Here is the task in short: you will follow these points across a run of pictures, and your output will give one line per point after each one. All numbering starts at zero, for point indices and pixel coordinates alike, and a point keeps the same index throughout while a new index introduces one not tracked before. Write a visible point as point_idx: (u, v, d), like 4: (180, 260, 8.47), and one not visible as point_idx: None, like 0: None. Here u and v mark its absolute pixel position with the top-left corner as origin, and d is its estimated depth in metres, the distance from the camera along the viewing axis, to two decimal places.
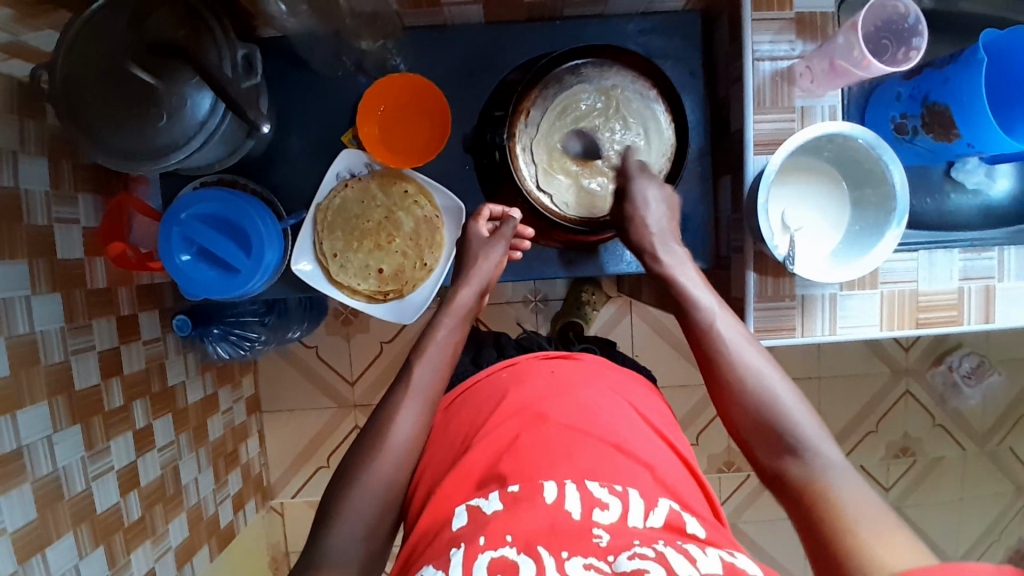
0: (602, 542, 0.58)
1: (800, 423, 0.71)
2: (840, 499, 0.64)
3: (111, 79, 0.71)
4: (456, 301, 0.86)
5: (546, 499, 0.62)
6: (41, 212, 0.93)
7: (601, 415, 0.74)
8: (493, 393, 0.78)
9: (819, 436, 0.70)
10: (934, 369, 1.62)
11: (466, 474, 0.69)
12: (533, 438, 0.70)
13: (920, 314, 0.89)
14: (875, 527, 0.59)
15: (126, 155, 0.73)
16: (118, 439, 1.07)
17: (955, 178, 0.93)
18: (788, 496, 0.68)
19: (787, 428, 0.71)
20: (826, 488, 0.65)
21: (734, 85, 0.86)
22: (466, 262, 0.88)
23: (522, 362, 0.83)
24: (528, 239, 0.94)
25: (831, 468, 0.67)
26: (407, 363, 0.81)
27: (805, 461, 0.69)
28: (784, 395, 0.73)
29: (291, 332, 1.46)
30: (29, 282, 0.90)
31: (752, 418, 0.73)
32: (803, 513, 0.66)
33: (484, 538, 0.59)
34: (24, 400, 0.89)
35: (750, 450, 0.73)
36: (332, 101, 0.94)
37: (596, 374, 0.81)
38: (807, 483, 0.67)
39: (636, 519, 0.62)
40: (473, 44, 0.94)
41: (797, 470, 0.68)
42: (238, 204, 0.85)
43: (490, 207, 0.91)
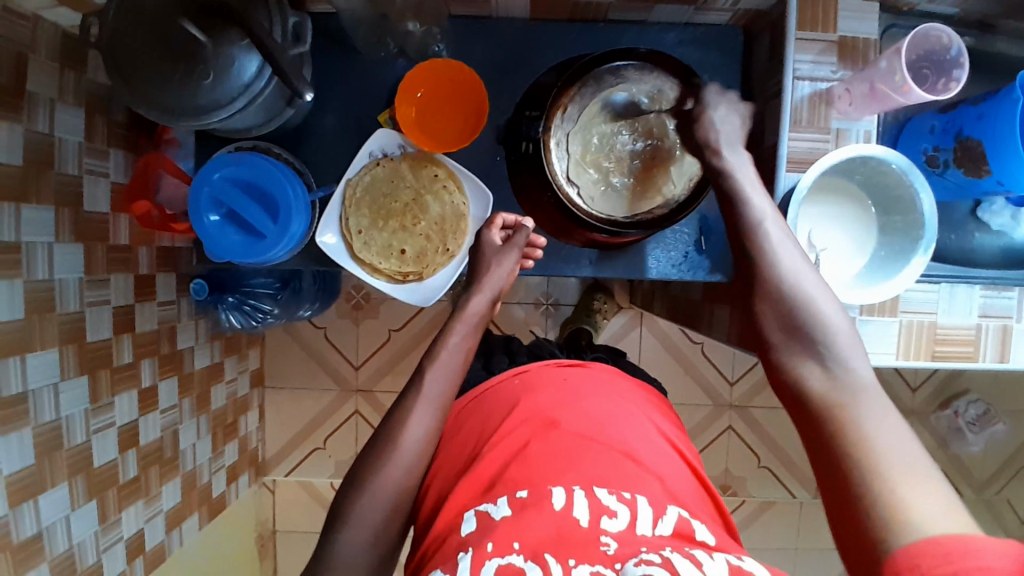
0: (609, 550, 0.60)
1: (833, 331, 0.66)
2: (868, 424, 0.59)
3: (161, 34, 0.72)
4: (467, 309, 0.85)
5: (554, 505, 0.63)
6: (73, 161, 0.94)
7: (609, 424, 0.74)
8: (505, 399, 0.78)
9: (853, 350, 0.65)
10: (939, 413, 1.61)
11: (475, 478, 0.69)
12: (543, 444, 0.70)
13: (936, 347, 0.89)
14: (896, 457, 0.55)
15: (167, 111, 0.74)
16: (122, 395, 1.08)
17: (981, 219, 0.93)
18: (802, 408, 0.65)
19: (820, 333, 0.66)
20: (846, 398, 0.61)
21: (770, 102, 0.87)
22: (480, 269, 0.88)
23: (533, 369, 0.83)
24: (540, 248, 0.95)
25: (856, 383, 0.62)
26: (419, 369, 0.81)
27: (832, 376, 0.64)
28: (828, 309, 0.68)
29: (301, 310, 1.46)
30: (53, 230, 0.91)
31: (782, 317, 0.69)
32: (814, 420, 0.62)
33: (491, 544, 0.60)
34: (36, 345, 0.89)
35: (775, 355, 0.69)
36: (371, 80, 0.95)
37: (604, 382, 0.81)
38: (827, 393, 0.63)
39: (645, 527, 0.63)
40: (515, 39, 0.95)
41: (819, 380, 0.64)
42: (269, 171, 0.86)
43: (503, 216, 0.91)
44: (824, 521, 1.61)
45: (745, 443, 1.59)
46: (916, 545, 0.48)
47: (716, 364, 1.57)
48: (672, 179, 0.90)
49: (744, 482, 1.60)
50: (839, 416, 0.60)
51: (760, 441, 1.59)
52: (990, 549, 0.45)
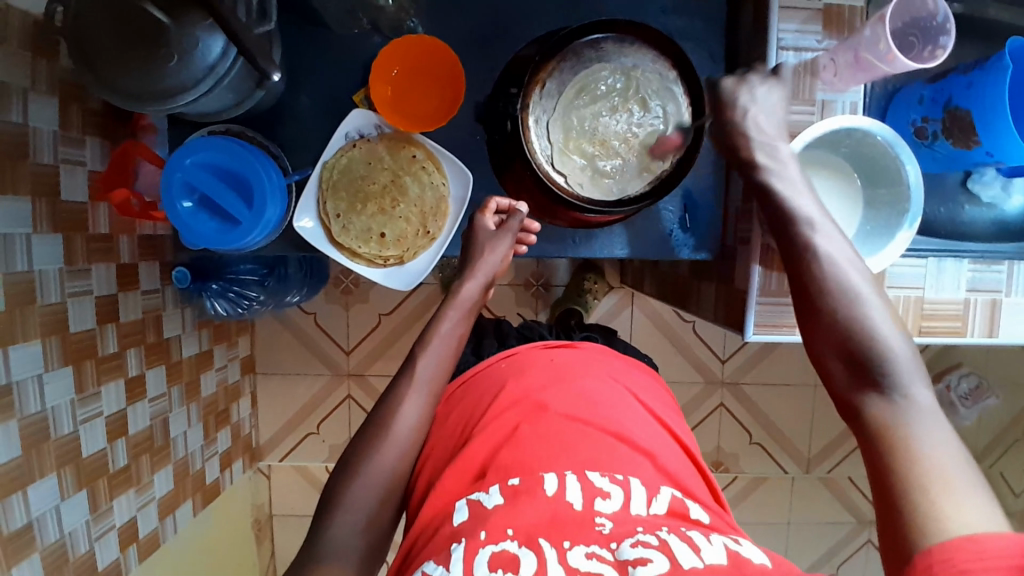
0: (605, 530, 0.58)
1: (899, 359, 0.60)
2: (923, 443, 0.54)
3: (121, 17, 0.70)
4: (461, 294, 0.85)
5: (547, 491, 0.62)
6: (48, 151, 0.92)
7: (599, 405, 0.73)
8: (494, 383, 0.78)
9: (915, 374, 0.59)
10: (932, 386, 1.60)
11: (466, 466, 0.69)
12: (532, 427, 0.70)
13: (923, 322, 0.88)
14: (946, 476, 0.52)
15: (135, 97, 0.72)
16: (109, 386, 1.07)
17: (971, 190, 0.92)
18: (858, 429, 0.60)
19: (881, 357, 0.60)
20: (912, 433, 0.55)
21: (755, 74, 0.85)
22: (472, 255, 0.87)
23: (521, 353, 0.83)
24: (534, 233, 0.93)
25: (920, 415, 0.56)
26: (410, 354, 0.80)
27: (891, 396, 0.58)
28: (882, 321, 0.62)
29: (290, 296, 1.45)
30: (30, 221, 0.89)
31: (837, 339, 0.63)
32: (872, 453, 0.57)
33: (485, 532, 0.58)
34: (18, 337, 0.89)
35: (827, 371, 0.64)
36: (346, 59, 0.93)
37: (594, 363, 0.81)
38: (889, 423, 0.57)
39: (639, 507, 0.62)
40: (493, 13, 0.92)
41: (880, 409, 0.58)
42: (243, 156, 0.84)
43: (497, 201, 0.91)
44: (816, 495, 1.62)
45: (737, 420, 1.59)
46: (951, 541, 0.47)
47: (707, 342, 1.56)
48: (658, 156, 0.89)
49: (736, 459, 1.61)
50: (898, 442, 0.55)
51: (752, 418, 1.59)
52: (1010, 551, 0.45)
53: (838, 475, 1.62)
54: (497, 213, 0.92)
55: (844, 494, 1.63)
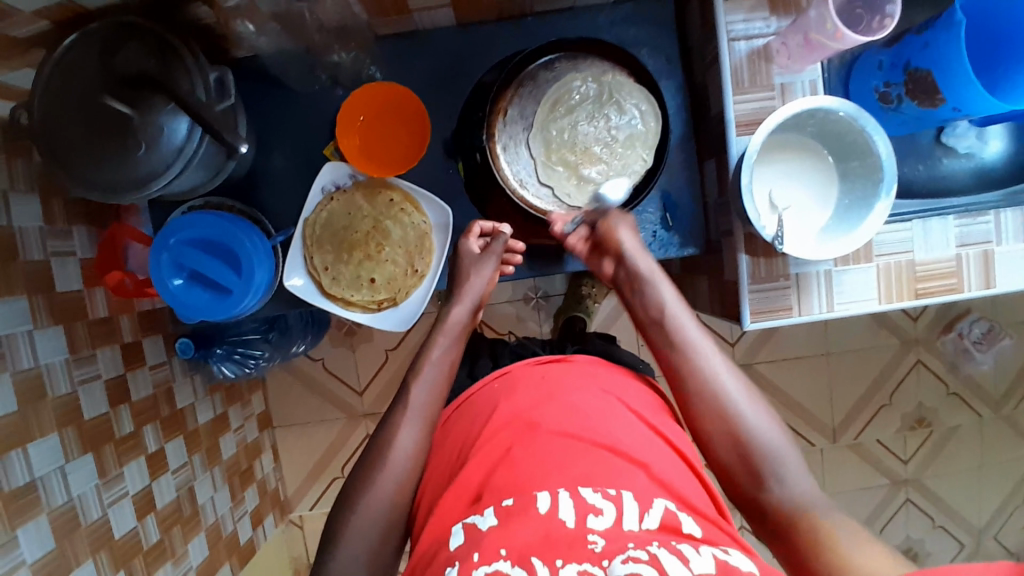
0: (597, 547, 0.59)
1: (775, 446, 0.72)
2: (825, 524, 0.65)
3: (85, 114, 0.71)
4: (449, 320, 0.87)
5: (540, 509, 0.63)
6: (37, 247, 0.94)
7: (591, 419, 0.73)
8: (485, 406, 0.78)
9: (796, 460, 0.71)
10: (944, 337, 1.60)
11: (461, 489, 0.70)
12: (526, 447, 0.70)
13: (918, 284, 0.88)
14: (858, 543, 0.61)
15: (106, 189, 0.73)
16: (130, 465, 1.08)
17: (946, 144, 0.92)
18: (766, 521, 0.69)
19: (760, 451, 0.71)
20: (815, 518, 0.66)
21: (712, 67, 0.85)
22: (459, 281, 0.90)
23: (515, 371, 0.83)
24: (520, 253, 0.94)
25: (809, 501, 0.68)
26: (405, 383, 0.82)
27: (785, 488, 0.69)
28: (760, 423, 0.73)
29: (295, 347, 1.47)
30: (30, 318, 0.91)
31: (727, 437, 0.73)
32: (792, 547, 0.65)
33: (479, 554, 0.60)
34: (35, 433, 0.90)
35: (728, 474, 0.73)
36: (311, 115, 0.94)
37: (585, 376, 0.80)
38: (793, 510, 0.67)
39: (632, 523, 0.63)
40: (447, 47, 0.93)
41: (780, 498, 0.69)
42: (226, 227, 0.85)
43: (480, 224, 0.91)
44: (846, 463, 1.61)
45: None
46: None
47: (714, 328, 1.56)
48: (642, 155, 0.89)
49: None
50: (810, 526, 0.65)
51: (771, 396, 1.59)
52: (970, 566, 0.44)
53: (865, 440, 1.62)
54: (481, 235, 0.93)
55: (875, 457, 1.62)
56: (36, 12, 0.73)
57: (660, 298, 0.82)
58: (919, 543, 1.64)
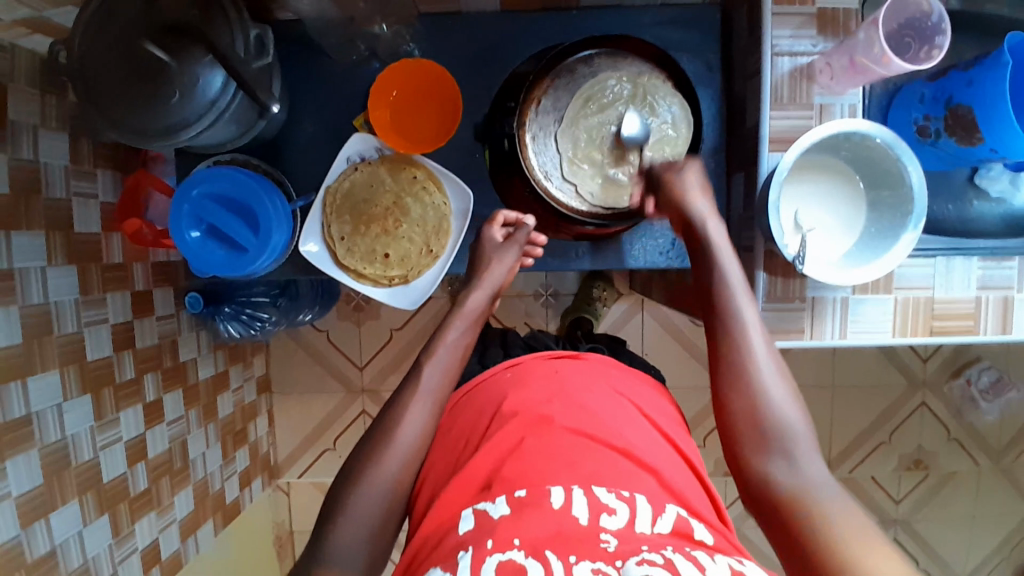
0: (610, 547, 0.58)
1: (793, 427, 0.68)
2: (828, 513, 0.61)
3: (125, 56, 0.71)
4: (467, 304, 0.87)
5: (554, 503, 0.62)
6: (61, 185, 0.95)
7: (604, 420, 0.73)
8: (496, 394, 0.78)
9: (809, 445, 0.67)
10: (951, 382, 1.59)
11: (469, 477, 0.69)
12: (538, 441, 0.69)
13: (935, 322, 0.87)
14: (866, 546, 0.57)
15: (137, 134, 0.73)
16: (127, 412, 1.09)
17: (979, 185, 0.90)
18: (763, 495, 0.66)
19: (779, 428, 0.68)
20: (819, 507, 0.62)
21: (751, 80, 0.85)
22: (480, 266, 0.90)
23: (527, 362, 0.83)
24: (540, 247, 0.95)
25: (817, 486, 0.64)
26: (416, 364, 0.81)
27: (794, 471, 0.66)
28: (785, 399, 0.69)
29: (302, 315, 1.48)
30: (45, 255, 0.92)
31: (748, 408, 0.69)
32: (786, 529, 0.62)
33: (491, 541, 0.59)
34: (36, 368, 0.91)
35: (735, 444, 0.70)
36: (345, 85, 0.94)
37: (599, 375, 0.80)
38: (797, 493, 0.64)
39: (643, 526, 0.62)
40: (488, 31, 0.93)
41: (787, 479, 0.65)
42: (248, 186, 0.85)
43: (505, 213, 0.92)
44: None
45: None
46: None
47: None
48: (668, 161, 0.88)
49: None
50: (812, 512, 0.62)
51: None
52: None
53: (859, 476, 1.60)
54: (504, 225, 0.93)
55: (867, 494, 1.61)
56: None
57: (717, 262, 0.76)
58: None
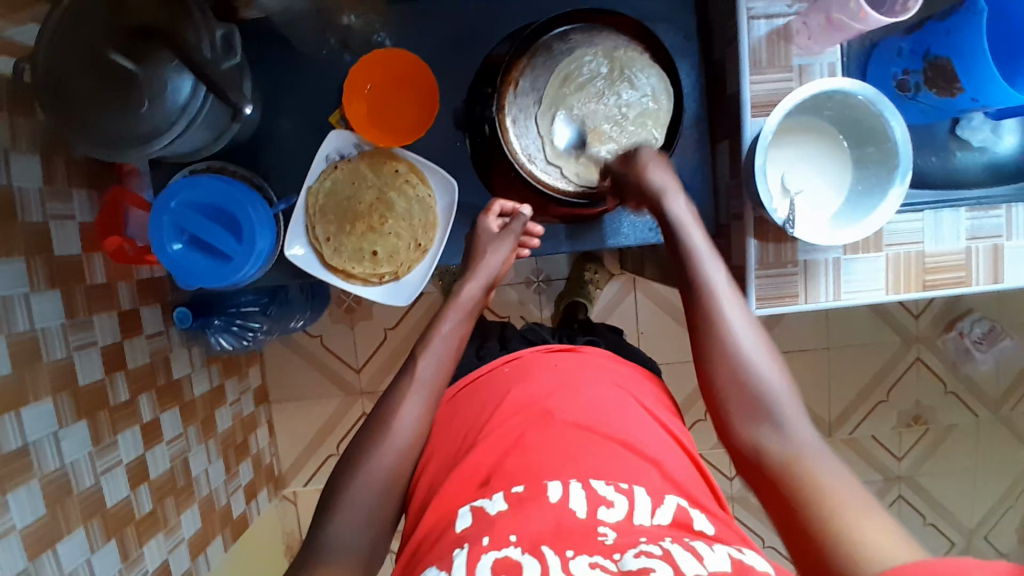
0: (608, 540, 0.59)
1: (778, 392, 0.69)
2: (819, 473, 0.62)
3: (89, 65, 0.69)
4: (461, 296, 0.85)
5: (552, 498, 0.63)
6: (37, 209, 0.92)
7: (603, 412, 0.73)
8: (496, 389, 0.78)
9: (798, 410, 0.68)
10: (945, 336, 1.60)
11: (468, 473, 0.69)
12: (538, 436, 0.70)
13: (927, 276, 0.87)
14: (854, 500, 0.58)
15: (109, 145, 0.71)
16: (125, 434, 1.07)
17: (961, 136, 0.90)
18: (756, 464, 0.67)
19: (765, 396, 0.68)
20: (809, 467, 0.63)
21: (730, 46, 0.84)
22: (473, 257, 0.88)
23: (527, 356, 0.83)
24: (537, 237, 0.93)
25: (808, 449, 0.65)
26: (410, 357, 0.80)
27: (784, 435, 0.67)
28: (765, 365, 0.70)
29: (293, 322, 1.46)
30: (27, 280, 0.90)
31: (735, 383, 0.70)
32: (782, 492, 0.63)
33: (488, 538, 0.59)
34: (28, 397, 0.89)
35: (725, 416, 0.70)
36: (318, 82, 0.92)
37: (599, 368, 0.80)
38: (788, 458, 0.65)
39: (643, 517, 0.62)
40: (459, 16, 0.91)
41: (777, 445, 0.66)
42: (228, 193, 0.84)
43: (501, 203, 0.90)
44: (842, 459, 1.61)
45: None
46: None
47: None
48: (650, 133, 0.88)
49: None
50: (803, 474, 0.63)
51: None
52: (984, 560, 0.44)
53: (861, 435, 1.61)
54: (499, 215, 0.91)
55: (870, 453, 1.62)
56: None
57: (689, 237, 0.77)
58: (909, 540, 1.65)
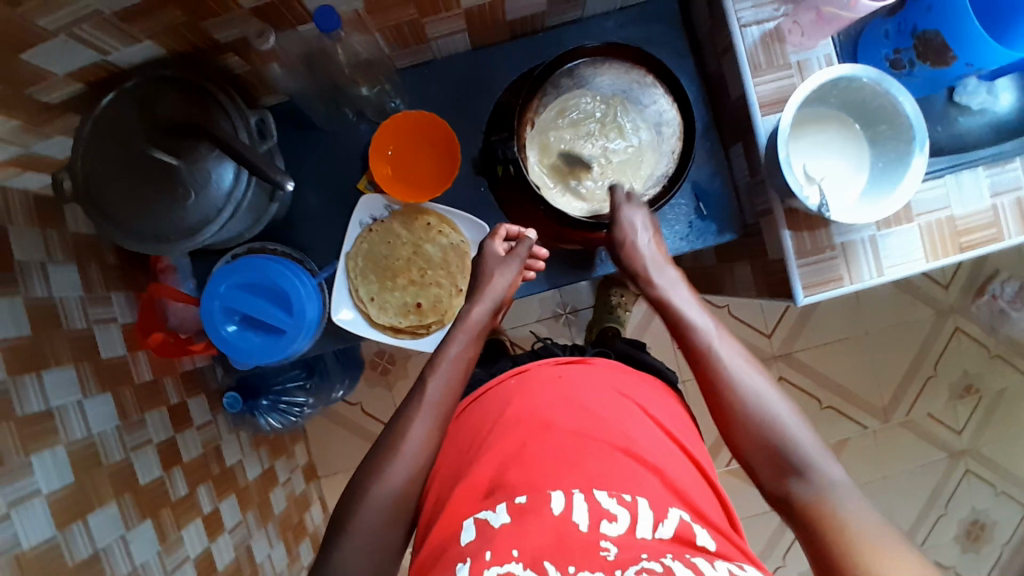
0: (609, 556, 0.61)
1: (800, 441, 0.72)
2: (844, 516, 0.65)
3: (132, 166, 0.73)
4: (468, 318, 0.85)
5: (554, 510, 0.64)
6: (79, 315, 0.94)
7: (606, 418, 0.74)
8: (500, 401, 0.78)
9: (824, 456, 0.71)
10: (978, 301, 1.58)
11: (473, 484, 0.70)
12: (541, 445, 0.71)
13: (962, 239, 0.88)
14: (876, 537, 0.62)
15: (158, 239, 0.75)
16: (189, 528, 1.06)
17: (959, 103, 0.93)
18: (786, 508, 0.70)
19: (787, 445, 0.72)
20: (834, 508, 0.66)
21: (726, 55, 0.88)
22: (480, 280, 0.88)
23: (533, 369, 0.81)
24: (542, 259, 0.96)
25: (835, 489, 0.68)
26: (419, 379, 0.80)
27: (810, 480, 0.69)
28: (784, 416, 0.74)
29: (335, 391, 1.50)
30: (78, 387, 0.91)
31: (752, 433, 0.74)
32: (809, 534, 0.66)
33: (490, 553, 0.61)
34: (93, 502, 0.88)
35: (754, 470, 0.74)
36: (341, 153, 0.96)
37: (603, 376, 0.80)
38: (812, 501, 0.68)
39: (644, 531, 0.63)
40: (464, 70, 0.96)
41: (802, 489, 0.69)
42: (271, 268, 0.86)
43: (506, 228, 0.91)
44: (900, 442, 1.59)
45: (802, 389, 1.57)
46: None
47: (749, 322, 1.54)
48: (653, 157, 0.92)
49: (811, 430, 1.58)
50: (825, 517, 0.66)
51: (816, 384, 1.57)
52: None
53: (916, 416, 1.59)
54: (505, 239, 0.92)
55: (928, 432, 1.60)
56: (68, 74, 0.72)
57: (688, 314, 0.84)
58: (985, 514, 1.62)
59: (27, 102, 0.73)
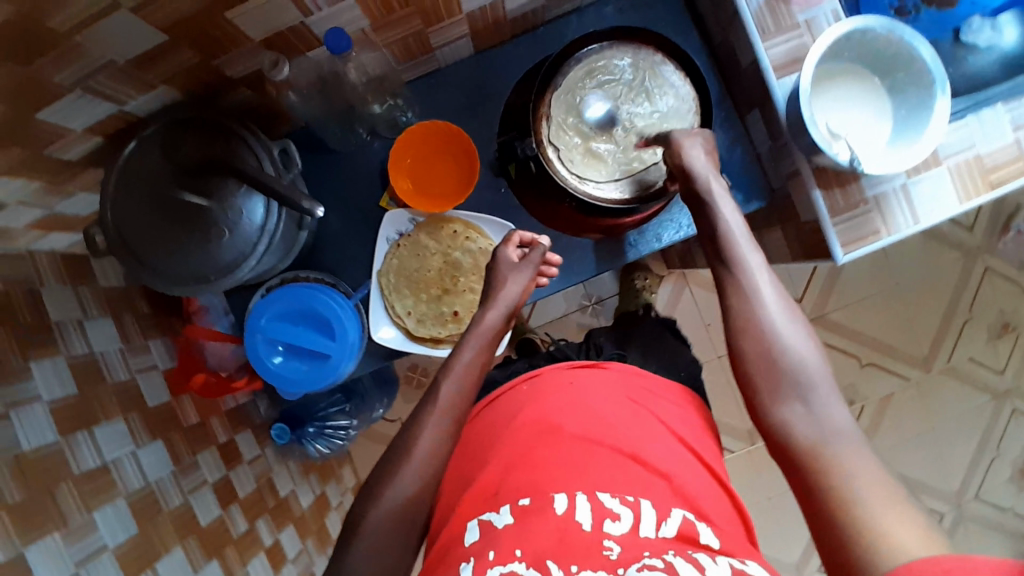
0: (612, 555, 0.59)
1: (812, 375, 0.67)
2: (846, 461, 0.60)
3: (161, 211, 0.73)
4: (482, 322, 0.83)
5: (558, 510, 0.63)
6: (121, 367, 0.93)
7: (616, 425, 0.73)
8: (513, 408, 0.78)
9: (830, 394, 0.66)
10: (1005, 238, 1.55)
11: (480, 487, 0.69)
12: (549, 450, 0.70)
13: (991, 177, 0.86)
14: (873, 488, 0.57)
15: (196, 279, 0.75)
16: (253, 562, 1.05)
17: (965, 42, 0.92)
18: (778, 442, 0.66)
19: (796, 374, 0.67)
20: (833, 451, 0.61)
21: (732, 23, 0.87)
22: (493, 285, 0.86)
23: (547, 373, 0.82)
24: (555, 267, 0.93)
25: (837, 431, 0.63)
26: (434, 382, 0.78)
27: (813, 416, 0.65)
28: (797, 345, 0.69)
29: (376, 412, 1.51)
30: (130, 438, 0.89)
31: (760, 354, 0.69)
32: (801, 475, 0.62)
33: (493, 553, 0.60)
34: (159, 549, 0.86)
35: (753, 394, 0.69)
36: (360, 172, 0.96)
37: (616, 382, 0.80)
38: (813, 442, 0.63)
39: (648, 530, 0.62)
40: (470, 75, 0.96)
41: (803, 424, 0.64)
42: (308, 295, 0.87)
43: (520, 234, 0.90)
44: (944, 389, 1.57)
45: (840, 349, 1.56)
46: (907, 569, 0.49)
47: None
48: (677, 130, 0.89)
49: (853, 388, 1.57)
50: (824, 459, 0.61)
51: (854, 342, 1.56)
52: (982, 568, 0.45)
53: (957, 361, 1.57)
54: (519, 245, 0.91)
55: (971, 376, 1.58)
56: (86, 129, 0.73)
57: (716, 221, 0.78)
58: None
59: (47, 161, 0.73)
